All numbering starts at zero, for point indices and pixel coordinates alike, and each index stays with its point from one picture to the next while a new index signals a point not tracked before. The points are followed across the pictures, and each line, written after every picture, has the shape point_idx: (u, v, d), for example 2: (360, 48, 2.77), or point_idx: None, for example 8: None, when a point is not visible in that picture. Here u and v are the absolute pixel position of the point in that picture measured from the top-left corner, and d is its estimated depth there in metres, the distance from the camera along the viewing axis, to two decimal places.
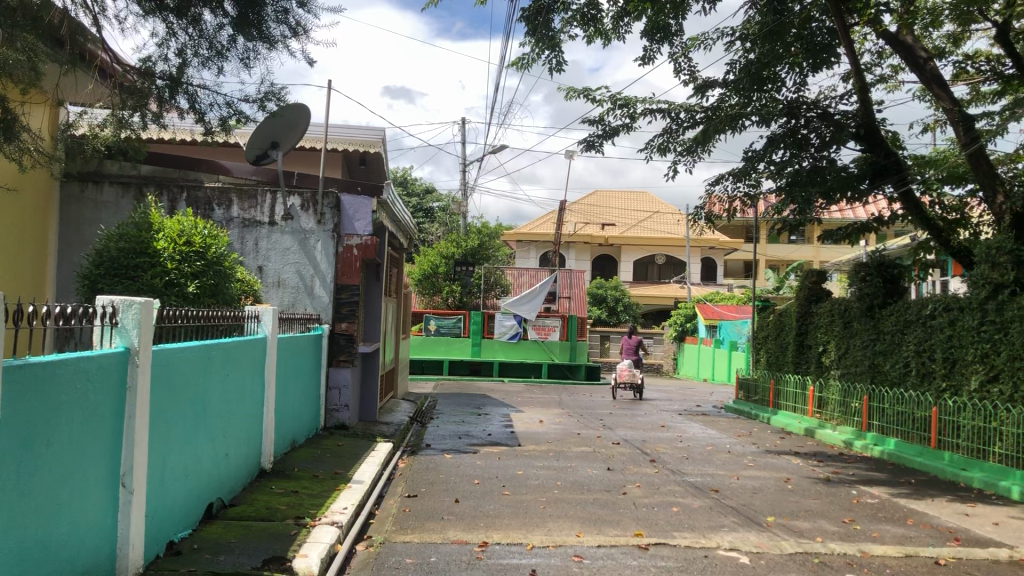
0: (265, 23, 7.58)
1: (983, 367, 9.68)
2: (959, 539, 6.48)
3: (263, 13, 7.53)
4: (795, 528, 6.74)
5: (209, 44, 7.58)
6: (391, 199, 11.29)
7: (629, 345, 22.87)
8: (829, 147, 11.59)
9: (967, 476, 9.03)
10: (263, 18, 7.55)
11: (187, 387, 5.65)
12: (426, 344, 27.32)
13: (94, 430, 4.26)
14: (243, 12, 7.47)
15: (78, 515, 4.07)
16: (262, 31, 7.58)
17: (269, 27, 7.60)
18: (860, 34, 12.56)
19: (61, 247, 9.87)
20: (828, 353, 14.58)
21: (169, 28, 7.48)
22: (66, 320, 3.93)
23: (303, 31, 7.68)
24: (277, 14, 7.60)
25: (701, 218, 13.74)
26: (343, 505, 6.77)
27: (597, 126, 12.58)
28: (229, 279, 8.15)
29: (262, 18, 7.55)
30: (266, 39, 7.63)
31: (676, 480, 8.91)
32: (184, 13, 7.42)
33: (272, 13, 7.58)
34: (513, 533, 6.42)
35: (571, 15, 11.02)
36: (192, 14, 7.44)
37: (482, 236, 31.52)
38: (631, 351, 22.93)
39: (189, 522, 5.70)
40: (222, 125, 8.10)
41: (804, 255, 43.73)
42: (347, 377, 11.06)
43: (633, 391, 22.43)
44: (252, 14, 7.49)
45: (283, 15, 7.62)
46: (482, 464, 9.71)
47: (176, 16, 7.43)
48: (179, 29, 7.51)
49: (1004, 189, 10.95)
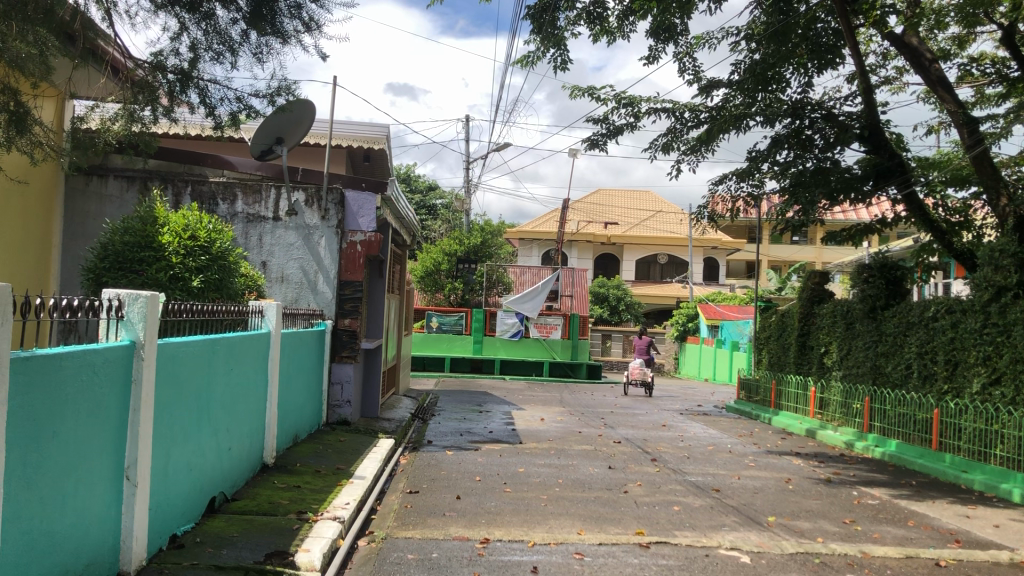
0: (278, 18, 7.58)
1: (985, 370, 9.70)
2: (959, 541, 6.49)
3: (276, 8, 7.54)
4: (795, 528, 6.76)
5: (221, 39, 7.60)
6: (395, 195, 11.26)
7: (640, 345, 23.12)
8: (833, 148, 11.57)
9: (968, 478, 9.02)
10: (276, 13, 7.56)
11: (190, 381, 5.66)
12: (427, 341, 27.34)
13: (100, 423, 4.29)
14: (256, 7, 7.48)
15: (84, 506, 4.10)
16: (275, 26, 7.59)
17: (281, 22, 7.61)
18: (866, 35, 12.58)
19: (65, 241, 9.88)
20: (830, 355, 14.62)
21: (180, 24, 7.50)
22: (72, 313, 3.94)
23: (316, 25, 7.68)
24: (290, 9, 7.60)
25: (703, 218, 13.71)
26: (345, 500, 6.78)
27: (601, 124, 12.60)
28: (233, 274, 8.16)
29: (274, 13, 7.56)
30: (279, 35, 7.64)
31: (677, 479, 8.92)
32: (196, 8, 7.43)
33: (285, 8, 7.58)
34: (514, 530, 6.44)
35: (577, 13, 11.04)
36: (204, 9, 7.45)
37: (485, 234, 31.27)
38: (645, 350, 23.42)
39: (192, 515, 5.73)
40: (232, 119, 8.09)
41: (806, 256, 43.76)
42: (350, 372, 11.10)
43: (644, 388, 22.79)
44: (265, 8, 7.50)
45: (297, 10, 7.62)
46: (483, 461, 9.73)
47: (188, 11, 7.44)
48: (191, 23, 7.52)
49: (1007, 192, 10.96)
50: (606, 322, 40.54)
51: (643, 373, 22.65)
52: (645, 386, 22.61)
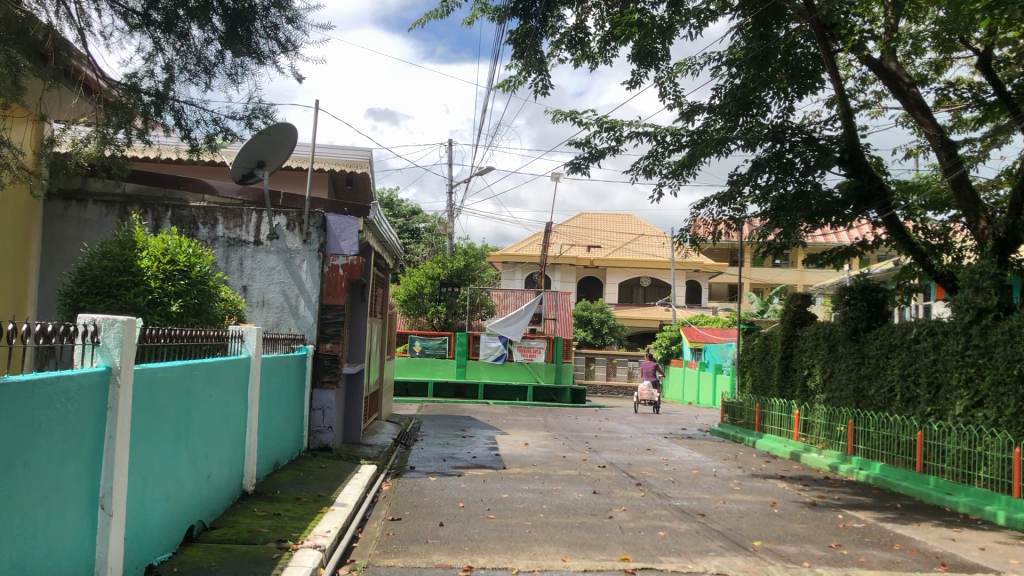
0: (253, 38, 7.61)
1: (968, 392, 9.73)
2: (946, 564, 6.46)
3: (252, 28, 7.56)
4: (782, 553, 6.71)
5: (196, 60, 7.57)
6: (378, 219, 11.23)
7: (648, 368, 25.78)
8: (813, 172, 11.69)
9: (952, 500, 9.05)
10: (251, 33, 7.58)
11: (167, 406, 5.55)
12: (410, 365, 27.14)
13: (75, 451, 4.18)
14: (231, 26, 7.48)
15: (56, 535, 3.97)
16: (250, 47, 7.61)
17: (257, 42, 7.62)
18: (845, 60, 12.79)
19: (43, 264, 9.74)
20: (814, 377, 14.67)
21: (156, 43, 7.47)
22: (47, 338, 3.83)
23: (292, 46, 7.68)
24: (266, 30, 7.63)
25: (686, 241, 13.78)
26: (326, 527, 6.67)
27: (584, 148, 12.69)
28: (214, 299, 8.06)
29: (249, 33, 7.58)
30: (255, 55, 7.65)
31: (662, 504, 8.84)
32: (171, 27, 7.39)
33: (261, 28, 7.61)
34: (498, 557, 6.33)
35: (559, 38, 11.16)
36: (179, 29, 7.42)
37: (468, 257, 31.37)
38: (650, 373, 25.89)
39: (169, 544, 5.58)
40: (207, 141, 8.02)
41: (787, 279, 44.37)
42: (331, 398, 10.93)
43: (653, 406, 25.83)
44: (241, 28, 7.51)
45: (273, 31, 7.65)
46: (467, 487, 9.62)
47: (163, 31, 7.42)
48: (165, 43, 7.49)
49: (986, 216, 11.16)
50: (590, 345, 40.54)
51: (652, 395, 25.61)
52: (655, 406, 25.55)
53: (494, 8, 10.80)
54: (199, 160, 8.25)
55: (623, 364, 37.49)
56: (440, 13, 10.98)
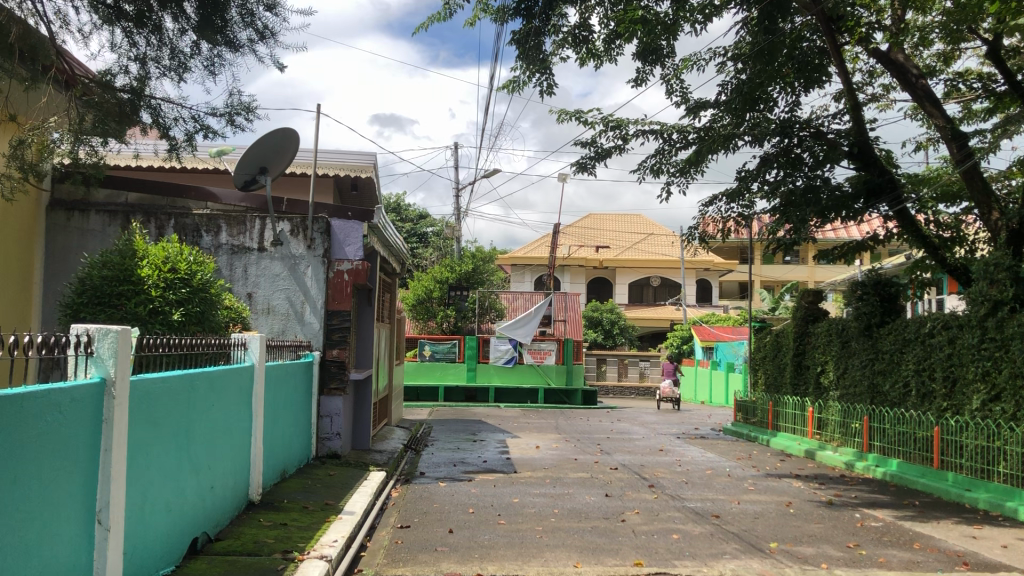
0: (230, 26, 8.00)
1: (984, 386, 9.54)
2: (968, 563, 6.29)
3: (227, 18, 7.94)
4: (798, 554, 6.55)
5: (171, 54, 7.93)
6: (382, 223, 11.12)
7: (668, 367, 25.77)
8: (822, 166, 11.59)
9: (972, 497, 8.84)
10: (228, 23, 7.97)
11: (167, 418, 5.44)
12: (420, 369, 27.03)
13: (67, 465, 4.05)
14: (207, 17, 7.85)
15: (51, 552, 3.87)
16: (227, 35, 8.00)
17: (232, 31, 8.02)
18: (851, 53, 12.65)
19: (47, 278, 9.71)
20: (827, 374, 14.49)
21: (129, 37, 7.75)
22: (48, 350, 3.74)
23: (270, 34, 7.59)
24: (241, 18, 8.02)
25: (694, 239, 13.60)
26: (333, 537, 6.53)
27: (589, 147, 12.57)
28: (215, 307, 7.96)
29: (226, 22, 7.96)
30: (231, 44, 8.05)
31: (676, 506, 8.69)
32: (144, 22, 7.72)
33: (236, 16, 8.00)
34: (508, 564, 6.20)
35: (562, 37, 11.02)
36: (152, 21, 7.75)
37: (475, 259, 30.81)
38: (670, 372, 25.93)
39: (172, 558, 5.48)
40: (187, 139, 7.95)
41: (798, 276, 44.08)
42: (339, 406, 10.85)
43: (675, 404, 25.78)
44: (216, 17, 7.88)
45: (249, 19, 8.05)
46: (477, 492, 9.51)
47: (136, 25, 7.72)
48: (138, 37, 7.78)
49: (999, 207, 10.98)
50: (600, 347, 40.24)
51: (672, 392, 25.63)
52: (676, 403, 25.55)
53: (495, 9, 10.70)
54: (178, 160, 8.17)
55: (634, 364, 37.21)
56: (443, 14, 10.90)
